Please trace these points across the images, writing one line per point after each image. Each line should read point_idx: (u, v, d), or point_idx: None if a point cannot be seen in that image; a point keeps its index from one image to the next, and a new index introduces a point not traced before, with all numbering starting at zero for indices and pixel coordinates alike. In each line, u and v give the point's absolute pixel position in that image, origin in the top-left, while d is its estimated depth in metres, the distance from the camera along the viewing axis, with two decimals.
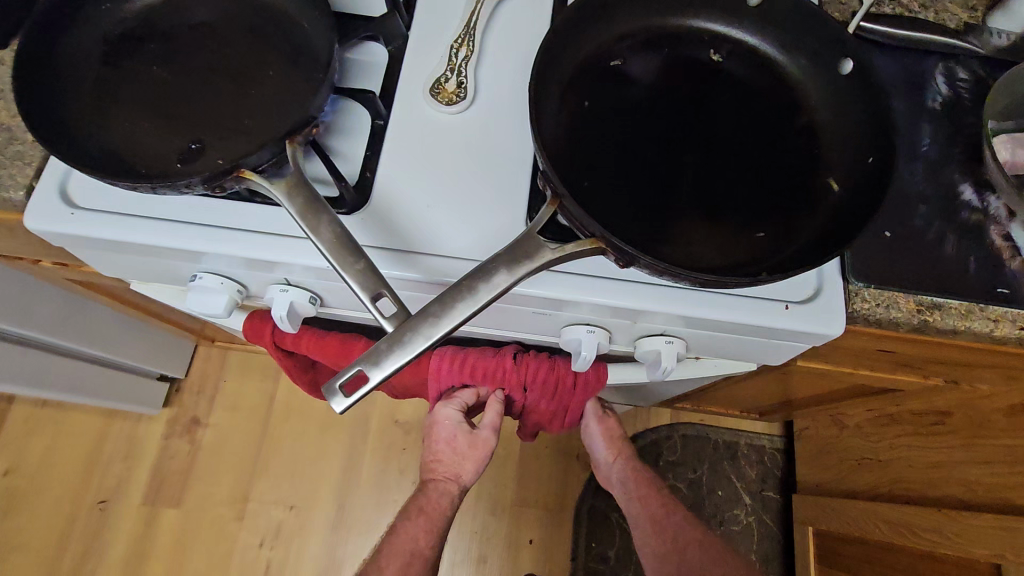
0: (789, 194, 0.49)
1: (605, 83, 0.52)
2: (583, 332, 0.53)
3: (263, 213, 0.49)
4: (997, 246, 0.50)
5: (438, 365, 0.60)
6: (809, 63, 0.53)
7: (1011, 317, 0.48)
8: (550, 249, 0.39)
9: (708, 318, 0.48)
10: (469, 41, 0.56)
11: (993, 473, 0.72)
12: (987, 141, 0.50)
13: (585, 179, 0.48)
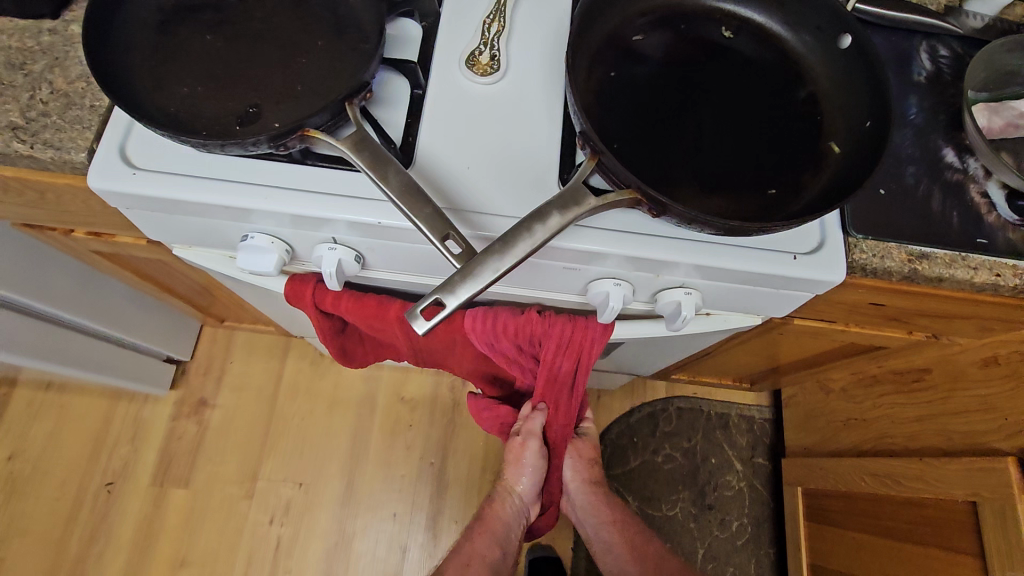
0: (796, 155, 0.55)
1: (629, 57, 0.57)
2: (610, 285, 0.58)
3: (315, 173, 0.53)
4: (976, 202, 0.56)
5: (471, 324, 0.63)
6: (811, 39, 0.59)
7: (988, 264, 0.54)
8: (595, 197, 0.45)
9: (725, 268, 0.54)
10: (500, 17, 0.60)
11: (969, 421, 0.80)
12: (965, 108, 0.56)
13: (615, 142, 0.53)
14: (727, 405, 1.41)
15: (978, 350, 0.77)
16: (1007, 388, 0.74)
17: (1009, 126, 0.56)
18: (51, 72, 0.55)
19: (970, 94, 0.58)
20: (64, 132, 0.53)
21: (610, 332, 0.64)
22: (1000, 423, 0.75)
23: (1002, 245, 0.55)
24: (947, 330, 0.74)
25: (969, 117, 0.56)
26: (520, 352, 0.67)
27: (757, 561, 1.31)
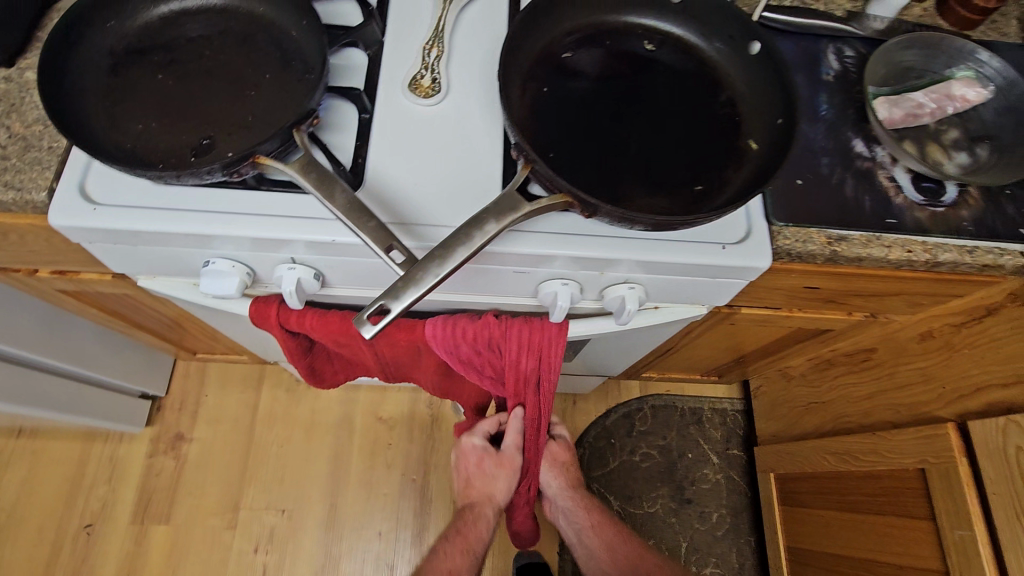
0: (718, 153, 0.59)
1: (560, 73, 0.62)
2: (558, 285, 0.62)
3: (270, 198, 0.56)
4: (885, 186, 0.61)
5: (432, 332, 0.66)
6: (725, 46, 0.63)
7: (900, 242, 0.59)
8: (527, 203, 0.49)
9: (661, 261, 0.58)
10: (439, 43, 0.64)
11: (913, 393, 0.85)
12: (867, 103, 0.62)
13: (551, 151, 0.57)
14: (699, 400, 1.46)
15: (914, 326, 0.83)
16: (942, 358, 0.80)
17: (908, 116, 0.62)
18: (8, 117, 0.57)
19: (872, 90, 0.64)
20: (23, 174, 0.55)
21: (563, 335, 0.67)
22: (940, 392, 0.80)
23: (911, 223, 0.60)
24: (882, 308, 0.79)
25: (871, 110, 0.62)
26: (483, 357, 0.70)
27: (739, 549, 1.34)
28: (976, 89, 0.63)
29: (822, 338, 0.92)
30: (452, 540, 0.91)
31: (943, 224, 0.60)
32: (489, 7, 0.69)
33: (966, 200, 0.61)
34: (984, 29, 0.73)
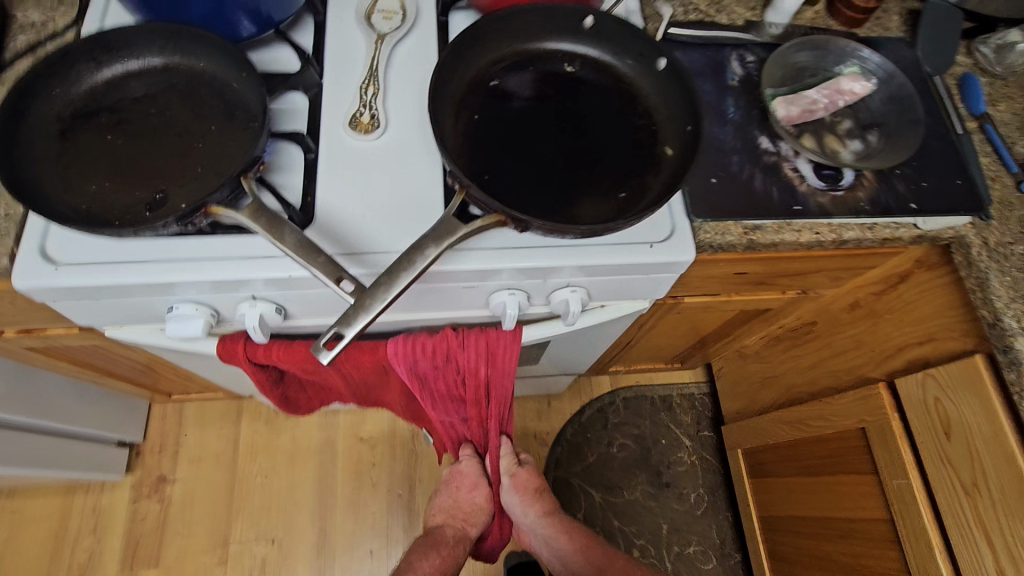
0: (637, 162, 0.65)
1: (489, 100, 0.67)
2: (506, 295, 0.67)
3: (225, 242, 0.59)
4: (790, 177, 0.68)
5: (395, 350, 0.70)
6: (636, 63, 0.69)
7: (807, 226, 0.66)
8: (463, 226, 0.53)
9: (596, 264, 0.63)
10: (374, 81, 0.69)
11: (849, 359, 0.92)
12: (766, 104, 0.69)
13: (485, 174, 0.62)
14: (668, 386, 1.52)
15: (843, 297, 0.90)
16: (869, 324, 0.87)
17: (804, 112, 0.69)
18: None
19: (770, 91, 0.71)
20: None
21: (517, 343, 0.71)
22: (871, 355, 0.88)
23: (815, 208, 0.66)
24: (811, 284, 0.86)
25: (770, 112, 0.69)
26: (446, 369, 0.74)
27: (717, 525, 1.41)
28: (861, 82, 0.70)
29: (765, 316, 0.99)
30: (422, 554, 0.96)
31: (843, 206, 0.66)
32: (418, 44, 0.73)
33: (861, 183, 0.68)
34: (869, 26, 0.82)
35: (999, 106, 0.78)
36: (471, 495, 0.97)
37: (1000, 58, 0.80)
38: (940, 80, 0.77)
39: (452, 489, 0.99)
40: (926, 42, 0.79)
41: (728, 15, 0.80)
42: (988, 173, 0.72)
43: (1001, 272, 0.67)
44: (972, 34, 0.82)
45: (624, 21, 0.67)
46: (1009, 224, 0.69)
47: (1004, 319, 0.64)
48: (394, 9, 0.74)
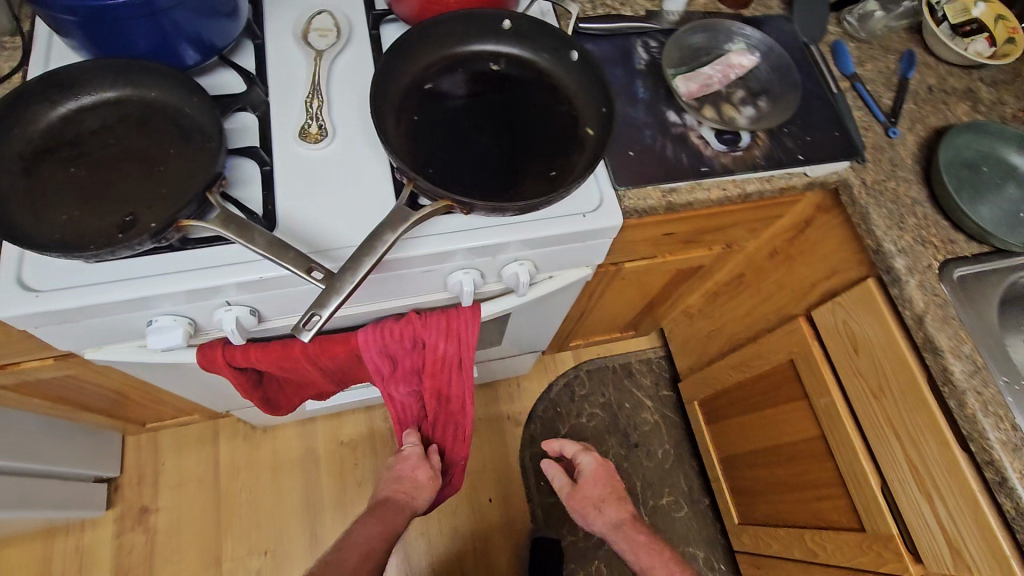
0: (563, 144, 0.74)
1: (425, 101, 0.74)
2: (461, 275, 0.74)
3: (197, 254, 0.64)
4: (697, 143, 0.78)
5: (365, 337, 0.77)
6: (552, 56, 0.78)
7: (715, 184, 0.76)
8: (416, 212, 0.60)
9: (538, 236, 0.71)
10: (317, 94, 0.75)
11: (775, 301, 1.04)
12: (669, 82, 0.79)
13: (430, 167, 0.69)
14: (627, 355, 1.63)
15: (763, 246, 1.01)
16: (787, 268, 0.99)
17: (702, 86, 0.79)
18: None
19: (670, 71, 0.80)
20: None
21: (477, 317, 0.78)
22: (792, 295, 0.99)
23: (719, 168, 0.76)
24: (732, 237, 0.97)
25: (673, 89, 0.79)
26: (415, 351, 0.81)
27: (685, 474, 1.52)
28: (749, 57, 0.82)
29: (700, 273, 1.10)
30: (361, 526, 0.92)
31: (742, 163, 0.77)
32: (355, 57, 0.80)
33: (756, 143, 0.78)
34: (754, 6, 0.93)
35: (866, 66, 0.90)
36: (412, 485, 0.93)
37: (864, 26, 0.92)
38: (815, 48, 0.88)
39: (395, 474, 0.94)
40: (801, 16, 0.91)
41: (632, 5, 0.89)
42: (861, 124, 0.85)
43: (878, 206, 0.79)
44: (839, 6, 0.94)
45: (538, 22, 0.76)
46: (881, 164, 0.82)
47: (884, 245, 0.76)
48: (329, 28, 0.80)
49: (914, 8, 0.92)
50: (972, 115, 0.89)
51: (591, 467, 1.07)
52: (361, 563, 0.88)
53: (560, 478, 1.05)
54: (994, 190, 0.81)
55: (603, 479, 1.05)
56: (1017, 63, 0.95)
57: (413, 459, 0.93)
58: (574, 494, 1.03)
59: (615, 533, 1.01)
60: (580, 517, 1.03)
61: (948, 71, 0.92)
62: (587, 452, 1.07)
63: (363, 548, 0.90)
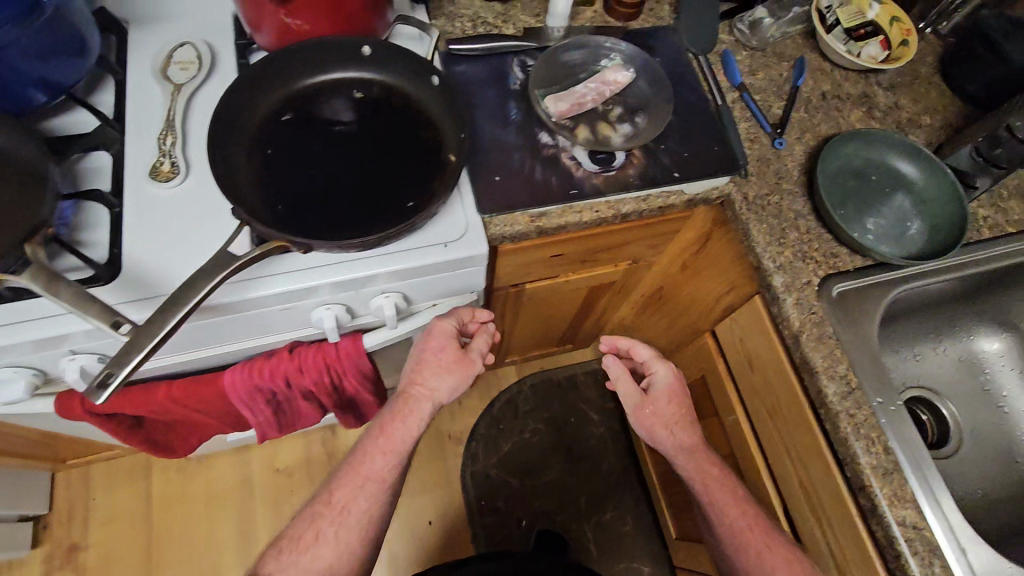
0: (424, 172, 0.71)
1: (280, 134, 0.72)
2: (323, 311, 0.72)
3: (25, 306, 0.62)
4: (568, 165, 0.75)
5: (232, 377, 0.76)
6: (416, 81, 0.75)
7: (586, 206, 0.74)
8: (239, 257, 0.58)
9: (394, 270, 0.69)
10: (171, 130, 0.73)
11: (688, 315, 1.02)
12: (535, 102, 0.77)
13: (278, 203, 0.67)
14: (572, 367, 1.61)
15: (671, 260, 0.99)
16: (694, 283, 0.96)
17: (572, 106, 0.77)
18: None
19: (538, 92, 0.78)
20: None
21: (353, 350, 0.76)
22: (699, 310, 0.97)
23: (590, 189, 0.74)
24: (636, 254, 0.95)
25: (542, 109, 0.77)
26: (292, 386, 0.80)
27: (631, 487, 1.50)
28: (623, 73, 0.80)
29: (616, 287, 1.08)
30: (367, 447, 0.76)
31: (614, 184, 0.75)
32: (217, 89, 0.78)
33: (631, 161, 0.76)
34: (645, 16, 0.90)
35: (757, 74, 0.88)
36: (441, 376, 0.76)
37: (756, 32, 0.89)
38: (702, 60, 0.86)
39: (418, 361, 0.78)
40: (688, 27, 0.88)
41: (516, 23, 0.87)
42: (747, 135, 0.82)
43: (760, 221, 0.77)
44: (732, 12, 0.91)
45: (396, 47, 0.73)
46: (766, 177, 0.79)
47: (762, 262, 0.74)
48: (190, 59, 0.78)
49: (806, 12, 0.90)
50: (865, 121, 0.86)
51: (665, 380, 0.84)
52: (364, 493, 0.75)
53: (631, 392, 0.83)
54: (882, 199, 0.79)
55: (680, 398, 0.83)
56: (917, 64, 0.92)
57: (445, 341, 0.76)
58: (641, 410, 0.83)
59: (686, 459, 0.81)
60: (677, 433, 0.82)
61: (844, 75, 0.89)
62: (661, 368, 0.83)
63: (361, 472, 0.75)
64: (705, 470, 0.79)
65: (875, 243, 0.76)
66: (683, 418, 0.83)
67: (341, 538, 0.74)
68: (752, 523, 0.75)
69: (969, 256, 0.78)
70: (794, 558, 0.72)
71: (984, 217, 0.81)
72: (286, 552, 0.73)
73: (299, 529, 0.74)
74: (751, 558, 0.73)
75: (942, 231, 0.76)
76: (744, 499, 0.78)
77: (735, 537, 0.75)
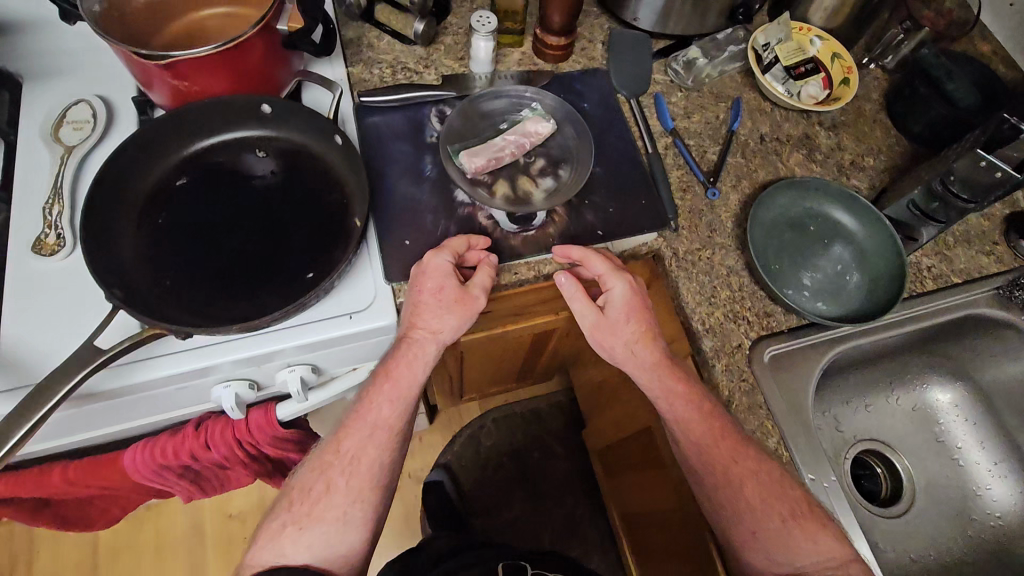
0: (327, 238, 0.67)
1: (174, 201, 0.68)
2: (221, 389, 0.67)
3: None
4: (484, 225, 0.72)
5: (133, 455, 0.71)
6: (322, 139, 0.71)
7: (504, 269, 0.70)
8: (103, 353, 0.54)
9: (293, 347, 0.64)
10: (59, 199, 0.68)
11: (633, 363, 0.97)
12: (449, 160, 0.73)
13: (167, 279, 0.63)
14: (536, 400, 1.57)
15: None
16: None
17: (489, 161, 0.72)
18: None
19: (451, 148, 0.74)
20: None
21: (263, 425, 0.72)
22: None
23: (506, 252, 0.70)
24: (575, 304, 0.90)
25: (457, 168, 0.72)
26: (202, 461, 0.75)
27: (597, 524, 1.45)
28: (544, 123, 0.75)
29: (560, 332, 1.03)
30: (369, 398, 0.67)
31: (533, 245, 0.71)
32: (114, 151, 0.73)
33: (552, 218, 0.72)
34: (575, 57, 0.86)
35: (692, 117, 0.84)
36: (441, 317, 0.65)
37: (691, 73, 0.86)
38: (633, 103, 0.82)
39: (413, 305, 0.66)
40: (619, 69, 0.84)
41: (437, 69, 0.83)
42: (680, 184, 0.78)
43: (690, 278, 0.72)
44: (667, 51, 0.88)
45: (296, 105, 0.69)
46: (697, 231, 0.75)
47: (691, 323, 0.70)
48: (85, 119, 0.73)
49: (743, 49, 0.86)
50: (805, 164, 0.82)
51: (624, 295, 0.67)
52: (373, 438, 0.66)
53: (587, 310, 0.68)
54: (819, 251, 0.75)
55: (640, 316, 0.67)
56: (862, 100, 0.88)
57: (444, 281, 0.65)
58: (599, 328, 0.68)
59: (647, 377, 0.67)
60: (637, 351, 0.67)
61: (784, 116, 0.85)
62: (617, 282, 0.67)
63: (370, 421, 0.67)
64: (668, 378, 0.66)
65: (811, 301, 0.72)
66: (643, 335, 0.68)
67: (355, 489, 0.66)
68: (760, 469, 0.63)
69: (911, 310, 0.74)
70: (761, 466, 0.63)
71: (928, 266, 0.77)
72: (292, 521, 0.65)
73: (311, 476, 0.66)
74: (726, 476, 0.63)
75: (883, 284, 0.72)
76: (721, 417, 0.65)
77: (723, 487, 0.64)
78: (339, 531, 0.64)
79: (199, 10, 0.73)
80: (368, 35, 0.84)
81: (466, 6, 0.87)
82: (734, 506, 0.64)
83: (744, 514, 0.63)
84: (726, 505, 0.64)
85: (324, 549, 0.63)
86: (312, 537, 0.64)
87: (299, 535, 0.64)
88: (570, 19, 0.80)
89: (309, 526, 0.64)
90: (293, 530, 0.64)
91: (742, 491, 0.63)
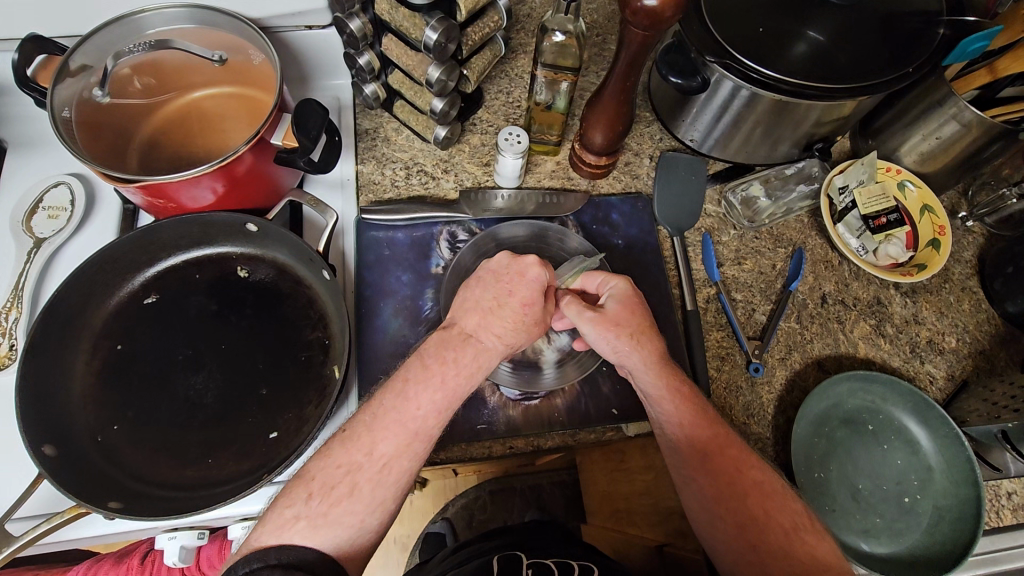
0: (299, 387, 0.58)
1: (141, 326, 0.61)
2: (164, 538, 0.58)
3: None
4: (483, 386, 0.62)
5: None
6: (312, 270, 0.62)
7: (498, 441, 0.60)
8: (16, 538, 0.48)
9: (249, 510, 0.57)
10: (18, 303, 0.61)
11: None
12: (498, 377, 0.61)
13: (115, 423, 0.56)
14: None
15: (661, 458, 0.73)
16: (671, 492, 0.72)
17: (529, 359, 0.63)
18: None
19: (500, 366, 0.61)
20: None
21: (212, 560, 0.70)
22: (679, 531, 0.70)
23: (501, 424, 0.61)
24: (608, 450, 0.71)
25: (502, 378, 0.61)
26: None
27: None
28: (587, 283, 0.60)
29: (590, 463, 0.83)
30: (410, 390, 0.49)
31: (533, 417, 0.61)
32: (88, 247, 0.66)
33: (561, 388, 0.62)
34: (616, 173, 0.76)
35: (744, 264, 0.72)
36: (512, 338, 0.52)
37: (749, 211, 0.75)
38: (676, 240, 0.71)
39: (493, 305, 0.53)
40: (664, 198, 0.73)
41: (457, 175, 0.73)
42: (718, 351, 0.67)
43: None
44: (725, 177, 0.76)
45: (282, 231, 0.60)
46: (730, 415, 0.64)
47: None
48: (63, 206, 0.66)
49: (816, 189, 0.75)
50: (872, 338, 0.70)
51: (617, 297, 0.57)
52: (410, 452, 0.48)
53: (583, 314, 0.55)
54: (877, 458, 0.63)
55: (638, 314, 0.56)
56: (951, 261, 0.74)
57: (533, 293, 0.53)
58: (601, 325, 0.55)
59: (652, 381, 0.54)
60: (643, 344, 0.55)
61: (854, 273, 0.73)
62: (609, 280, 0.58)
63: (412, 427, 0.48)
64: (675, 384, 0.55)
65: (856, 527, 0.60)
66: (656, 346, 0.56)
67: (384, 500, 0.47)
68: (800, 522, 0.49)
69: (980, 550, 0.62)
70: (805, 520, 0.50)
71: (1008, 492, 0.64)
72: (305, 515, 0.44)
73: (333, 468, 0.46)
74: (749, 509, 0.50)
75: (948, 520, 0.59)
76: (738, 446, 0.53)
77: (756, 529, 0.49)
78: (356, 532, 0.45)
79: (191, 91, 0.62)
80: (385, 127, 0.75)
81: (501, 99, 0.77)
82: (773, 544, 0.48)
83: (795, 548, 0.48)
84: (749, 545, 0.48)
85: (337, 534, 0.45)
86: (328, 537, 0.44)
87: (316, 534, 0.44)
88: (614, 141, 0.67)
89: (323, 533, 0.44)
90: (305, 525, 0.44)
91: (771, 523, 0.49)
